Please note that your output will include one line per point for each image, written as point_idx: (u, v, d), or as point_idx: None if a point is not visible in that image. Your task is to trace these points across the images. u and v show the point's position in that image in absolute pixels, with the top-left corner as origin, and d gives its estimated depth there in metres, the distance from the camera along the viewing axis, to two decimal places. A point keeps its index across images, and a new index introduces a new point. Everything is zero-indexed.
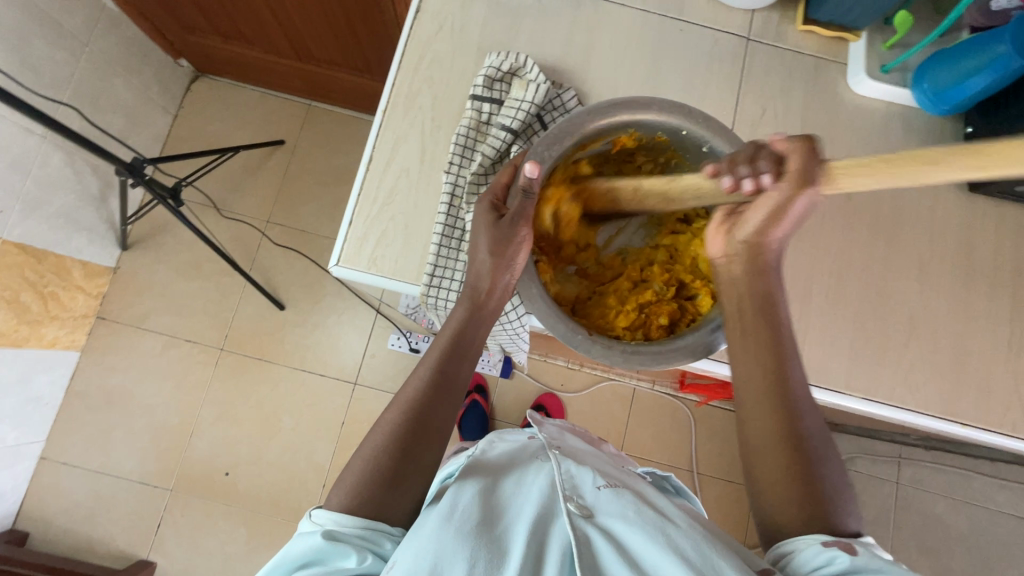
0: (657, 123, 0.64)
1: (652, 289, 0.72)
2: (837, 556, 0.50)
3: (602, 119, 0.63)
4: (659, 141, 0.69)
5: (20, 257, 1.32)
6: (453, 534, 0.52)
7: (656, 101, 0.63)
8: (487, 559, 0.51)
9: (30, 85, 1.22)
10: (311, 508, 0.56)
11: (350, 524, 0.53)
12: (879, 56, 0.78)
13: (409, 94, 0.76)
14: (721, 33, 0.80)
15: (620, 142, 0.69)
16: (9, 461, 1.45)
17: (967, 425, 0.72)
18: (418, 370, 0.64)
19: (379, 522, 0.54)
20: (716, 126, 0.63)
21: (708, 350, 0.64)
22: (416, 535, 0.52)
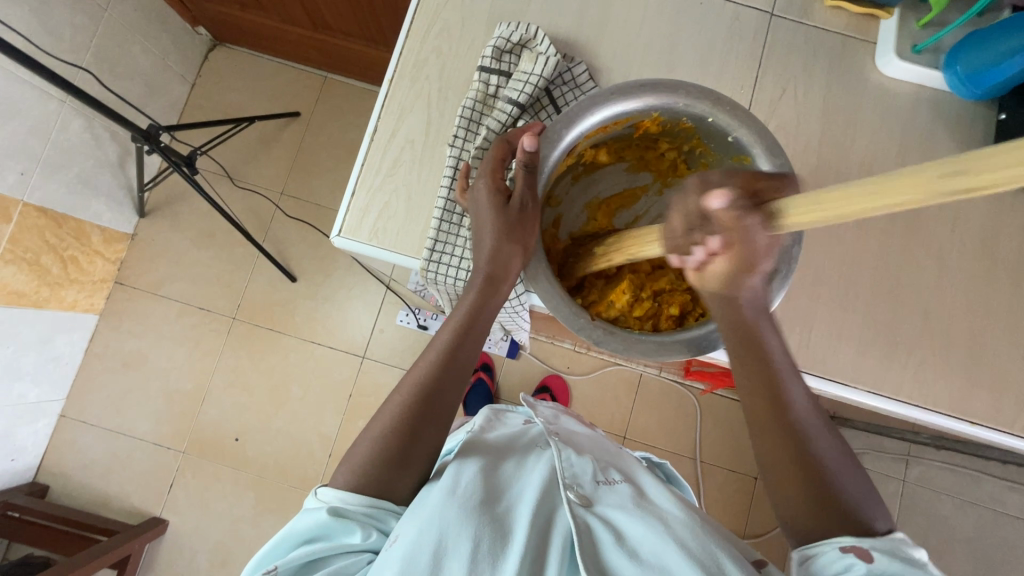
0: (681, 109, 0.60)
1: (669, 276, 0.69)
2: (854, 564, 0.47)
3: (625, 101, 0.59)
4: (685, 128, 0.64)
5: (40, 221, 1.35)
6: (456, 512, 0.52)
7: (684, 85, 0.59)
8: (490, 540, 0.52)
9: (49, 49, 1.23)
10: (316, 486, 0.56)
11: (355, 502, 0.54)
12: (911, 35, 0.74)
13: (416, 64, 0.74)
14: (744, 8, 0.77)
15: (642, 127, 0.65)
16: (31, 417, 1.51)
17: (976, 424, 0.70)
18: (427, 354, 0.62)
19: (384, 501, 0.55)
20: (744, 116, 0.59)
21: (700, 349, 0.59)
22: (419, 510, 0.53)
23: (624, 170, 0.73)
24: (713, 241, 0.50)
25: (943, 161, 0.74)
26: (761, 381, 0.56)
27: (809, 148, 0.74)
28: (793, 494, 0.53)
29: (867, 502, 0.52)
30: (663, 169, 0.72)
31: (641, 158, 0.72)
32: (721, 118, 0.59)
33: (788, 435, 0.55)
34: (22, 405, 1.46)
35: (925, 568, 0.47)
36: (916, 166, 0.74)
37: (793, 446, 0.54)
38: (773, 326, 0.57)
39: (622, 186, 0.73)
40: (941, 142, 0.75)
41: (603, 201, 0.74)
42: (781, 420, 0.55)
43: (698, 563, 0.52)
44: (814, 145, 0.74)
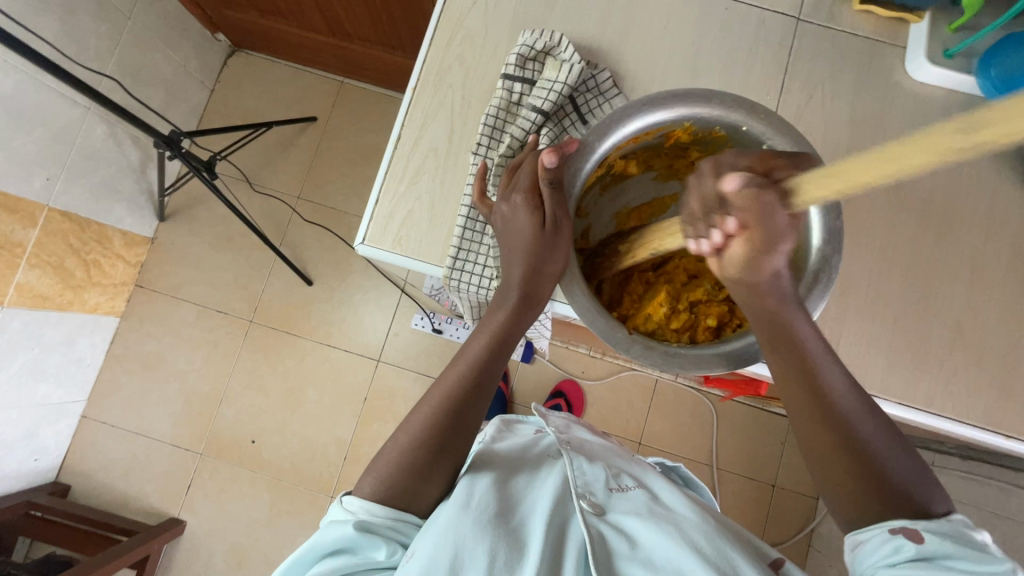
0: (713, 119, 0.60)
1: (704, 287, 0.68)
2: (903, 544, 0.47)
3: (658, 112, 0.59)
4: (716, 137, 0.63)
5: (64, 225, 1.37)
6: (470, 530, 0.51)
7: (718, 94, 0.58)
8: (506, 554, 0.51)
9: (75, 57, 1.25)
10: (342, 493, 0.56)
11: (381, 515, 0.53)
12: (942, 39, 0.72)
13: (440, 71, 0.74)
14: (770, 13, 0.76)
15: (673, 137, 0.64)
16: (54, 418, 1.53)
17: (1010, 437, 0.68)
18: (455, 364, 0.62)
19: (407, 514, 0.54)
20: (780, 125, 0.58)
21: (740, 362, 0.59)
22: (433, 526, 0.51)
23: (651, 179, 0.73)
24: (732, 221, 0.51)
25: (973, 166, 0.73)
26: (798, 369, 0.56)
27: (837, 155, 0.73)
28: (837, 473, 0.53)
29: (923, 487, 0.51)
30: (692, 178, 0.72)
31: (669, 167, 0.71)
32: (755, 126, 0.58)
33: (838, 425, 0.54)
34: (45, 406, 1.48)
35: (990, 551, 0.46)
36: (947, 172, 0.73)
37: (836, 434, 0.54)
38: (801, 311, 0.57)
39: (650, 196, 0.73)
40: None
41: (631, 211, 0.73)
42: (822, 408, 0.55)
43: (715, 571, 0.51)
44: (842, 152, 0.73)
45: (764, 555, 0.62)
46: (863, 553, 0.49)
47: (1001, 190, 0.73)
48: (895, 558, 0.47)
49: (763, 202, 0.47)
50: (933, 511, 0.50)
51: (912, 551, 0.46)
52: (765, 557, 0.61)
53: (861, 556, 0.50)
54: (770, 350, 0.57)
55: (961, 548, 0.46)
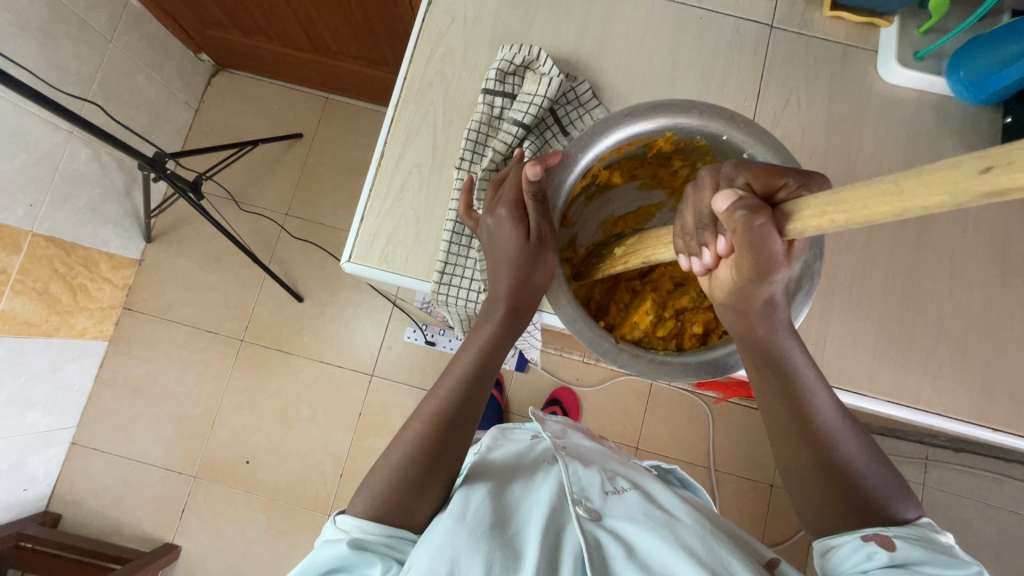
0: (695, 129, 0.60)
1: (689, 294, 0.69)
2: (876, 552, 0.49)
3: (638, 123, 0.59)
4: (698, 146, 0.64)
5: (49, 250, 1.36)
6: (465, 541, 0.51)
7: (698, 105, 0.59)
8: (502, 564, 0.50)
9: (56, 82, 1.25)
10: (336, 513, 0.56)
11: (375, 531, 0.53)
12: (912, 42, 0.74)
13: (421, 87, 0.75)
14: (744, 21, 0.77)
15: (656, 146, 0.65)
16: (42, 447, 1.51)
17: (997, 430, 0.69)
18: (444, 379, 0.62)
19: (403, 530, 0.55)
20: (759, 133, 0.58)
21: (722, 369, 0.59)
22: (429, 538, 0.51)
23: (637, 188, 0.73)
24: (723, 241, 0.49)
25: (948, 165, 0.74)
26: (778, 389, 0.57)
27: (815, 158, 0.74)
28: (812, 487, 0.55)
29: (897, 499, 0.53)
30: (677, 187, 0.72)
31: (654, 176, 0.72)
32: (735, 136, 0.59)
33: (818, 444, 0.55)
34: (33, 434, 1.46)
35: (954, 555, 0.48)
36: None
37: (815, 452, 0.55)
38: (795, 341, 0.56)
39: (636, 204, 0.74)
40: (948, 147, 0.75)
41: (618, 219, 0.74)
42: (800, 425, 0.56)
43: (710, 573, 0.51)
44: (820, 155, 0.74)
45: (760, 556, 0.62)
46: (839, 559, 0.51)
47: None
48: (869, 565, 0.49)
49: (752, 228, 0.42)
50: (902, 519, 0.52)
51: (886, 559, 0.48)
52: (761, 558, 0.61)
53: (838, 561, 0.52)
54: (753, 368, 0.58)
55: (930, 553, 0.48)
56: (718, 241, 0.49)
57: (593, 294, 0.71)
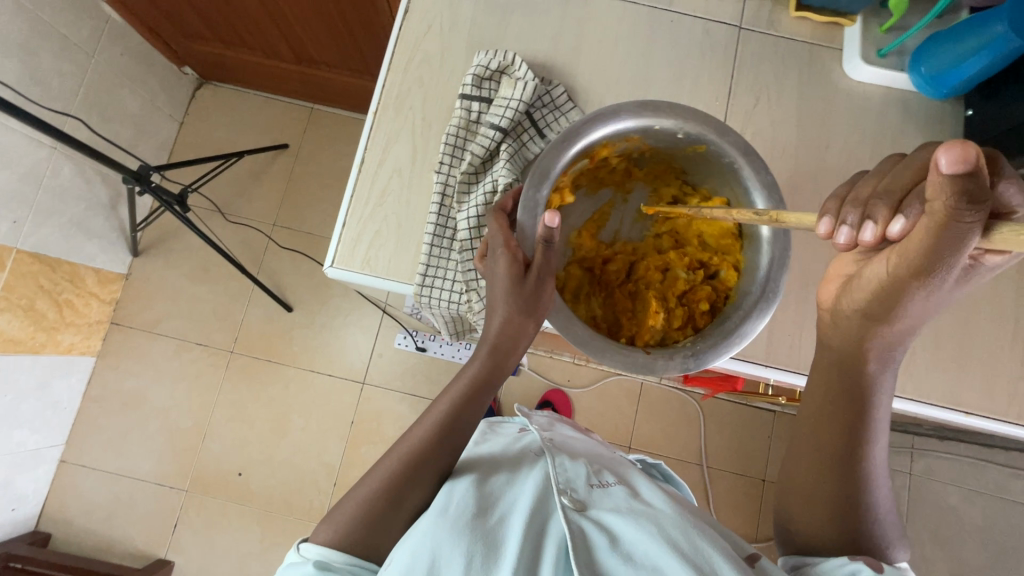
0: (630, 127, 0.64)
1: (681, 277, 0.70)
2: (861, 569, 0.50)
3: (580, 139, 0.62)
4: (631, 142, 0.67)
5: (34, 266, 1.35)
6: (448, 533, 0.51)
7: (622, 106, 0.62)
8: (484, 556, 0.51)
9: (38, 98, 1.25)
10: (299, 543, 0.56)
11: (339, 559, 0.53)
12: (874, 40, 0.77)
13: (400, 94, 0.76)
14: (713, 23, 0.80)
15: (596, 156, 0.66)
16: (31, 465, 1.49)
17: (969, 413, 0.71)
18: (438, 403, 0.65)
19: (366, 560, 0.54)
20: (681, 111, 0.63)
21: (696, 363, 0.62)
22: (411, 534, 0.52)
23: (585, 196, 0.73)
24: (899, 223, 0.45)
25: None
26: (834, 416, 0.58)
27: (787, 154, 0.76)
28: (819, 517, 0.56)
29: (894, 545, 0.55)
30: (618, 180, 0.74)
31: (595, 179, 0.72)
32: (665, 123, 0.63)
33: (848, 478, 0.56)
34: (21, 453, 1.44)
35: None
36: None
37: (842, 483, 0.56)
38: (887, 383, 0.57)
39: (590, 211, 0.73)
40: (914, 141, 0.77)
41: (580, 230, 0.73)
42: (843, 453, 0.57)
43: (691, 564, 0.51)
44: (791, 151, 0.76)
45: (742, 552, 0.61)
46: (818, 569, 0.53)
47: None
48: None
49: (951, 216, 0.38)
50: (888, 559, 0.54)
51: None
52: (742, 553, 0.60)
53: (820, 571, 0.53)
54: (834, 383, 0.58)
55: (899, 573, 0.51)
56: (895, 223, 0.45)
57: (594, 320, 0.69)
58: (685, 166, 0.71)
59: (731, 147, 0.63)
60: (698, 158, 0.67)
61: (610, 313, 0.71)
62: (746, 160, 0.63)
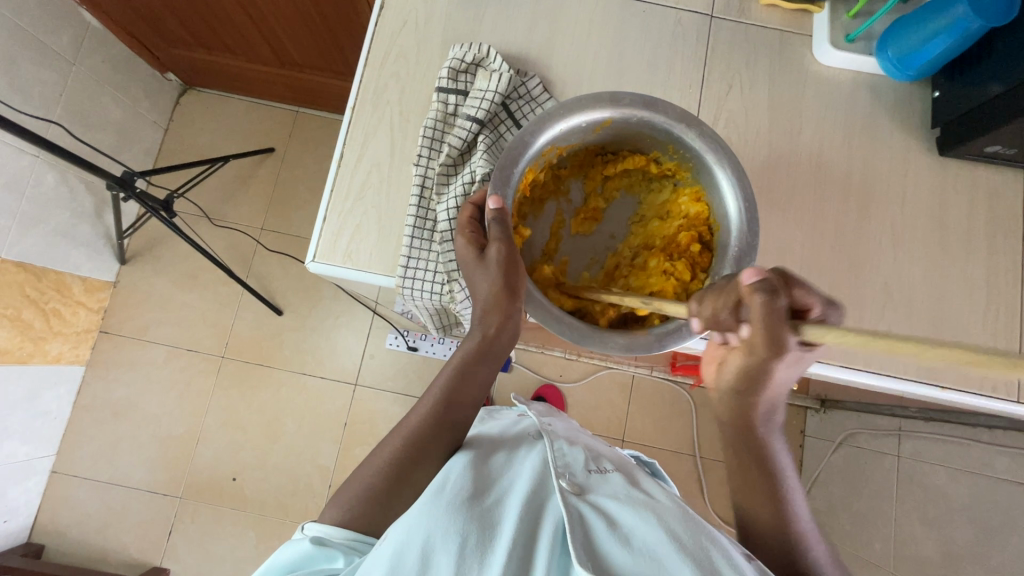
0: (544, 146, 0.64)
1: (663, 236, 0.73)
2: None
3: (510, 173, 0.63)
4: (546, 156, 0.68)
5: (19, 275, 1.35)
6: (445, 508, 0.51)
7: (524, 136, 0.63)
8: (480, 532, 0.50)
9: (20, 107, 1.25)
10: (302, 521, 0.56)
11: (337, 535, 0.53)
12: (842, 26, 0.78)
13: (377, 89, 0.77)
14: (685, 13, 0.81)
15: (527, 182, 0.67)
16: (21, 476, 1.48)
17: (947, 388, 0.73)
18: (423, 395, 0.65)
19: (366, 535, 0.54)
20: (571, 107, 0.64)
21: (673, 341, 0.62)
22: (408, 509, 0.52)
23: (535, 220, 0.75)
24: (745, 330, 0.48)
25: (886, 140, 0.78)
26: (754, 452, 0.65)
27: (760, 139, 0.78)
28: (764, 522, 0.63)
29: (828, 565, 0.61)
30: (551, 189, 0.75)
31: (533, 200, 0.74)
32: (568, 124, 0.64)
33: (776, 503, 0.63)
34: (10, 464, 1.43)
35: None
36: (862, 148, 0.78)
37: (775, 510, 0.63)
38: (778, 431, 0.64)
39: (548, 227, 0.75)
40: (883, 124, 0.79)
41: (550, 247, 0.75)
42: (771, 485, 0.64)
43: (687, 549, 0.52)
44: (765, 137, 0.78)
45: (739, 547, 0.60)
46: None
47: (914, 158, 0.78)
48: None
49: (772, 312, 0.43)
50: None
51: None
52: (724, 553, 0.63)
53: None
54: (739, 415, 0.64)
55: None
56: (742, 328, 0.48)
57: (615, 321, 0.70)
58: (596, 145, 0.72)
59: (631, 106, 0.64)
60: (607, 131, 0.69)
61: (630, 306, 0.71)
62: (642, 108, 0.64)
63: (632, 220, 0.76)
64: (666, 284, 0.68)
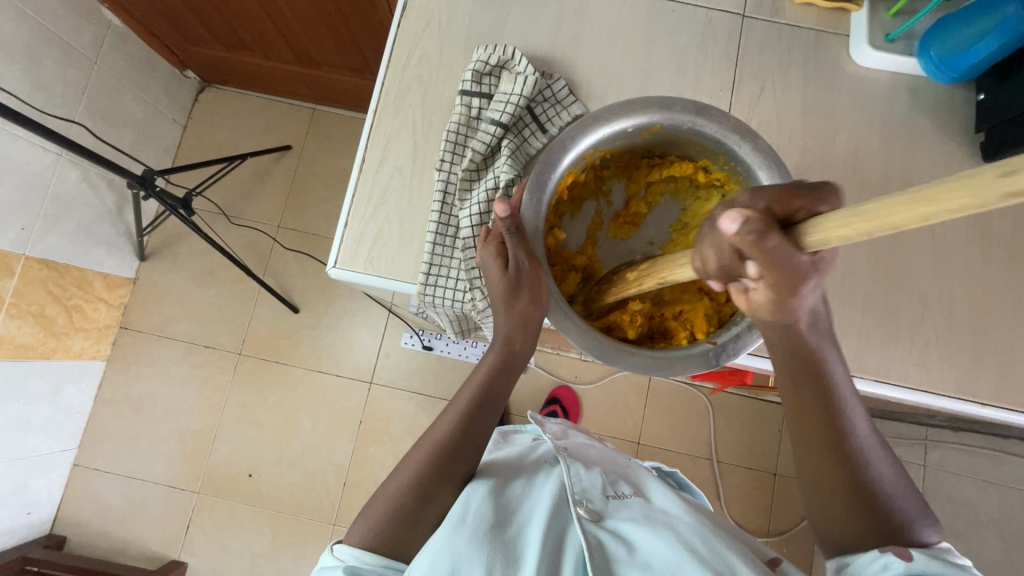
0: (587, 148, 0.64)
1: None
2: (891, 562, 0.49)
3: (546, 178, 0.62)
4: (589, 158, 0.67)
5: (43, 273, 1.36)
6: (466, 544, 0.50)
7: (565, 137, 0.62)
8: (503, 565, 0.49)
9: (42, 105, 1.26)
10: (332, 543, 0.55)
11: (369, 561, 0.52)
12: (882, 25, 0.75)
13: (399, 92, 0.76)
14: (715, 12, 0.78)
15: (565, 185, 0.67)
16: (44, 469, 1.51)
17: (986, 405, 0.70)
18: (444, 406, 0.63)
19: (395, 560, 0.53)
20: (620, 110, 0.63)
21: (710, 363, 0.62)
22: (430, 542, 0.50)
23: (572, 219, 0.74)
24: (753, 267, 0.43)
25: (925, 145, 0.75)
26: (815, 395, 0.58)
27: (793, 143, 0.75)
28: (838, 501, 0.55)
29: (919, 522, 0.53)
30: (594, 190, 0.74)
31: (573, 200, 0.73)
32: (614, 128, 0.63)
33: (844, 458, 0.56)
34: (34, 457, 1.46)
35: (969, 570, 0.48)
36: (900, 153, 0.75)
37: (844, 465, 0.56)
38: (833, 342, 0.58)
39: (585, 228, 0.74)
40: (923, 128, 0.76)
41: (582, 250, 0.74)
42: (832, 433, 0.57)
43: (712, 571, 0.50)
44: (798, 140, 0.75)
45: (761, 556, 0.60)
46: (857, 566, 0.51)
47: (955, 164, 0.75)
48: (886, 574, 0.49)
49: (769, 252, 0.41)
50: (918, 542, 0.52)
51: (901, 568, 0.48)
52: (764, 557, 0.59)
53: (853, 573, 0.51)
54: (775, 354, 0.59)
55: (944, 565, 0.48)
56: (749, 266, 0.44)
57: (641, 335, 0.70)
58: (646, 148, 0.70)
59: (683, 113, 0.63)
60: (654, 136, 0.67)
61: (657, 322, 0.71)
62: (697, 118, 0.63)
63: (673, 227, 0.74)
64: (698, 304, 0.68)
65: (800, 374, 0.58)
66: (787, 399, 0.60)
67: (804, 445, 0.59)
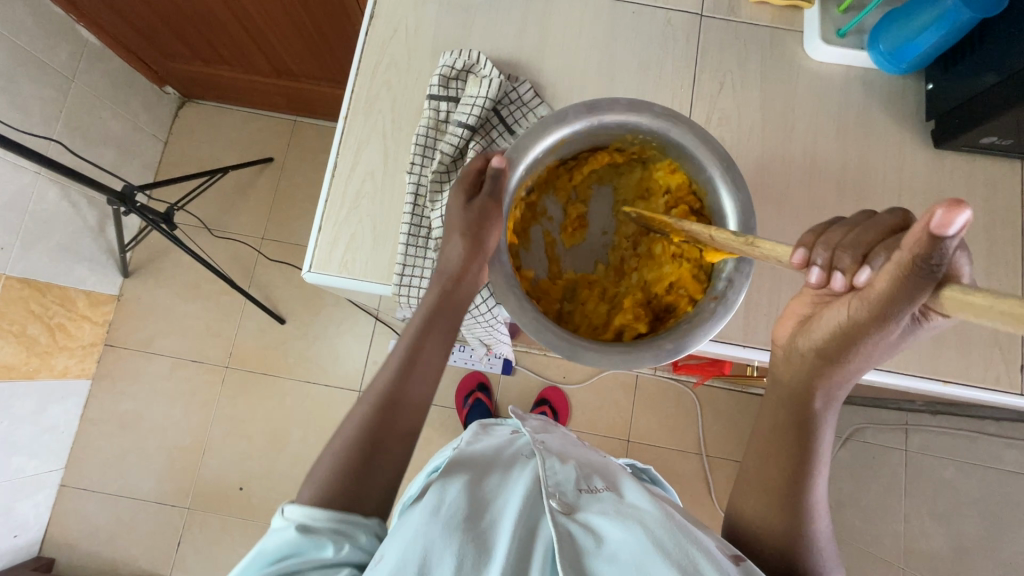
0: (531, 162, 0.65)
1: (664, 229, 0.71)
2: None
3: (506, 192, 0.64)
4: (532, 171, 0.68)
5: (24, 292, 1.36)
6: (440, 532, 0.51)
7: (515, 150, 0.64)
8: (474, 556, 0.50)
9: (19, 125, 1.26)
10: (281, 505, 0.53)
11: (322, 517, 0.51)
12: (833, 21, 0.78)
13: (369, 98, 0.77)
14: (674, 12, 0.81)
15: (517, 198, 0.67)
16: (30, 490, 1.49)
17: (947, 382, 0.73)
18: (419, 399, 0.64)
19: (352, 514, 0.53)
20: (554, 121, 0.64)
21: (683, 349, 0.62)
22: (405, 529, 0.52)
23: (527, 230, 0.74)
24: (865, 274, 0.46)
25: (880, 135, 0.78)
26: (793, 419, 0.61)
27: (754, 136, 0.77)
28: (768, 524, 0.59)
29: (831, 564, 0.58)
30: (539, 197, 0.74)
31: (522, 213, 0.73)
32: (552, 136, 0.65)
33: (796, 486, 0.59)
34: (19, 479, 1.45)
35: None
36: (857, 143, 0.78)
37: (792, 490, 0.59)
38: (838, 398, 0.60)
39: (541, 237, 0.74)
40: (878, 118, 0.78)
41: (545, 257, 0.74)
42: (796, 458, 0.60)
43: (675, 562, 0.51)
44: (758, 134, 0.77)
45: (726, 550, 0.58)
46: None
47: (910, 151, 0.78)
48: None
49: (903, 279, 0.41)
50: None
51: None
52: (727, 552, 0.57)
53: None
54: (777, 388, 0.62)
55: None
56: (862, 272, 0.47)
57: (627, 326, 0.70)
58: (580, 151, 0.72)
59: (618, 108, 0.65)
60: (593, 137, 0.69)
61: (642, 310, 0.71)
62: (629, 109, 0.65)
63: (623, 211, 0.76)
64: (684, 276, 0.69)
65: (790, 401, 0.61)
66: (767, 416, 0.64)
67: (760, 463, 0.63)
